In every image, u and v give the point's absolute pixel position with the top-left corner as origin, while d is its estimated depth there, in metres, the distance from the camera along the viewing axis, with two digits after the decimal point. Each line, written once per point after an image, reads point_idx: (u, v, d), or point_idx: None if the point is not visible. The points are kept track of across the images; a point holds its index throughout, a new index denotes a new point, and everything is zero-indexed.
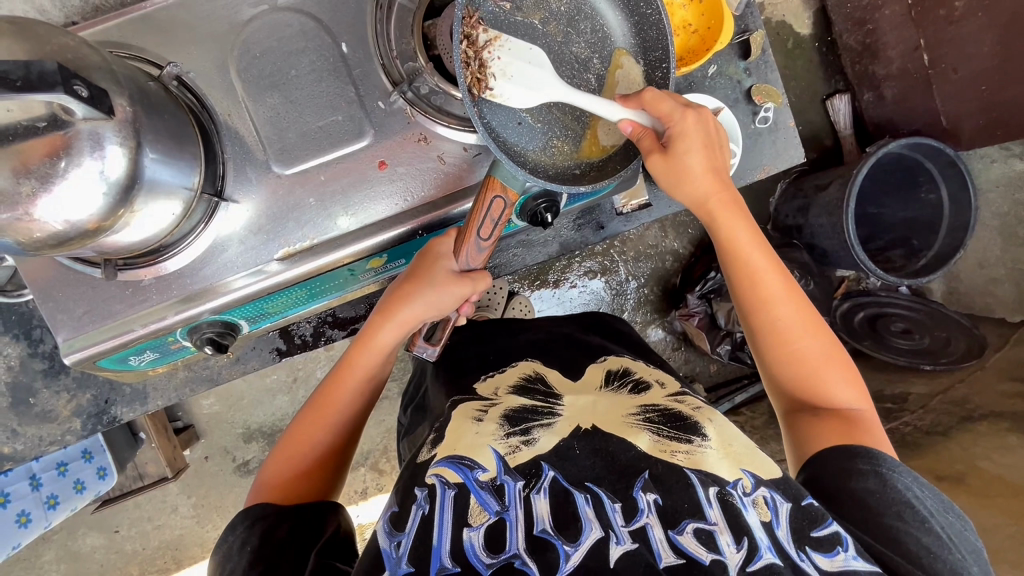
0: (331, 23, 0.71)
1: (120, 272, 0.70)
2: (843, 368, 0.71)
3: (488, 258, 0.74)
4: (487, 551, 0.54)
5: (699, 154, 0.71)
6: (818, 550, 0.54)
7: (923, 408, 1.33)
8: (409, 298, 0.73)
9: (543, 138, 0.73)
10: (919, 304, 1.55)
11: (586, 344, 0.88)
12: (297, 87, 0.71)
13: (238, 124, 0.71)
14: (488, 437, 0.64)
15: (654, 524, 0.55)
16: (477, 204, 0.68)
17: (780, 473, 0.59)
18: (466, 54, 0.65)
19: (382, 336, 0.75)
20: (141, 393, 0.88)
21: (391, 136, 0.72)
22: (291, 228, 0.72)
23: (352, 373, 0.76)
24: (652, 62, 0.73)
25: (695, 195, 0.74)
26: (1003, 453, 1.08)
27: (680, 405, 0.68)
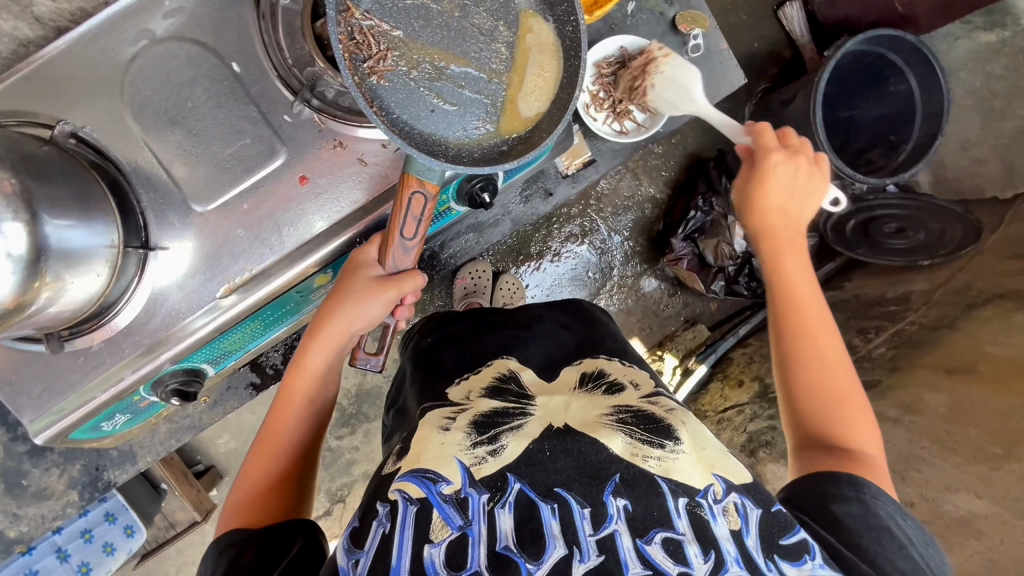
0: (217, 42, 0.68)
1: (66, 343, 0.69)
2: (867, 416, 0.71)
3: (419, 256, 0.73)
4: (447, 567, 0.55)
5: (780, 188, 0.80)
6: (788, 558, 0.57)
7: (926, 303, 1.31)
8: (334, 313, 0.74)
9: (461, 121, 0.69)
10: (910, 200, 1.37)
11: (563, 342, 0.89)
12: (197, 118, 0.68)
13: (148, 169, 0.69)
14: (453, 446, 0.65)
15: (622, 532, 0.56)
16: (396, 205, 0.66)
17: (750, 478, 0.63)
18: (353, 43, 0.63)
19: (312, 356, 0.76)
20: (129, 453, 0.92)
21: (306, 148, 0.70)
22: (227, 262, 0.70)
23: (294, 394, 0.77)
24: (560, 17, 0.68)
25: (766, 218, 0.80)
26: (1011, 334, 1.06)
27: (653, 407, 0.71)
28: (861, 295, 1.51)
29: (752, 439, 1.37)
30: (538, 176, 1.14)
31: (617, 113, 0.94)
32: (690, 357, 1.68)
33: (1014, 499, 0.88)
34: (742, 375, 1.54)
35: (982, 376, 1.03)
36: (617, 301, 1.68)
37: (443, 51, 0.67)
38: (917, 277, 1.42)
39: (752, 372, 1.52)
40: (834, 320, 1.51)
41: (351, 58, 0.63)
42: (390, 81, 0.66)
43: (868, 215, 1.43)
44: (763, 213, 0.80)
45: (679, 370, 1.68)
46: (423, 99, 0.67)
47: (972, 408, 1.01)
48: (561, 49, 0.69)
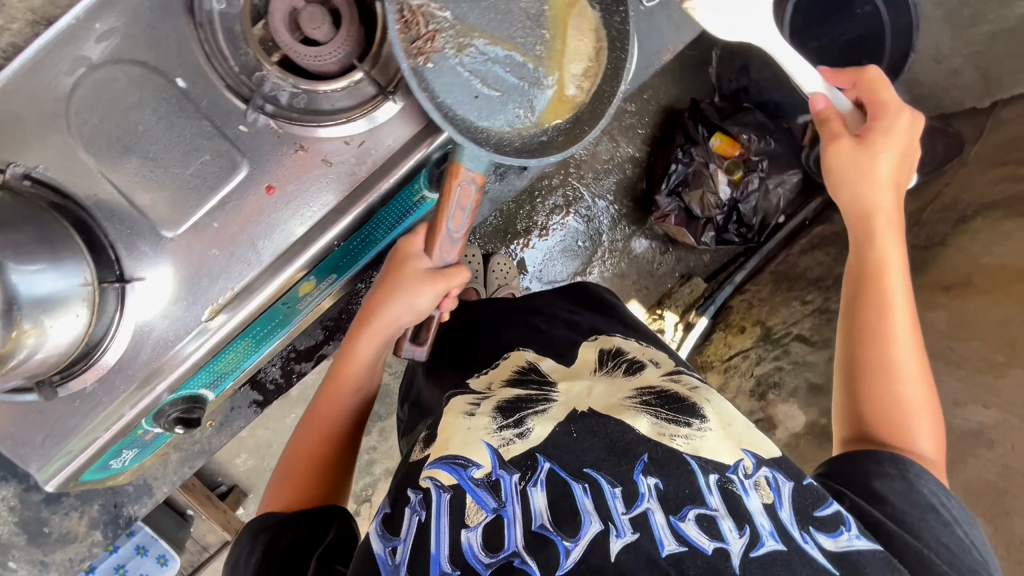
0: (157, 59, 0.65)
1: (60, 388, 0.68)
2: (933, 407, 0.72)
3: (463, 250, 0.76)
4: (485, 550, 0.56)
5: (892, 164, 0.76)
6: (823, 530, 0.58)
7: (919, 225, 1.29)
8: (384, 305, 0.77)
9: (503, 108, 0.68)
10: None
11: (578, 325, 0.85)
12: (151, 141, 0.66)
13: (110, 201, 0.67)
14: (482, 430, 0.64)
15: (655, 508, 0.57)
16: (444, 192, 0.67)
17: (779, 453, 0.63)
18: (405, 22, 0.63)
19: (361, 347, 0.80)
20: (144, 486, 0.91)
21: (267, 158, 0.68)
22: (207, 284, 0.69)
23: (343, 377, 0.81)
24: (607, 7, 0.69)
25: (869, 200, 0.78)
26: (1006, 241, 1.06)
27: (676, 386, 0.70)
28: None
29: (761, 382, 1.38)
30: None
31: None
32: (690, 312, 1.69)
33: (1020, 404, 0.90)
34: (744, 321, 1.54)
35: (980, 288, 1.03)
36: (610, 265, 1.67)
37: (490, 33, 0.67)
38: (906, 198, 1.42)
39: (753, 316, 1.52)
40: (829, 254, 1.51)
41: (403, 39, 0.62)
42: (436, 64, 0.64)
43: None
44: (866, 184, 0.77)
45: (681, 326, 1.66)
46: (467, 82, 0.66)
47: (971, 321, 1.01)
48: (606, 39, 0.70)
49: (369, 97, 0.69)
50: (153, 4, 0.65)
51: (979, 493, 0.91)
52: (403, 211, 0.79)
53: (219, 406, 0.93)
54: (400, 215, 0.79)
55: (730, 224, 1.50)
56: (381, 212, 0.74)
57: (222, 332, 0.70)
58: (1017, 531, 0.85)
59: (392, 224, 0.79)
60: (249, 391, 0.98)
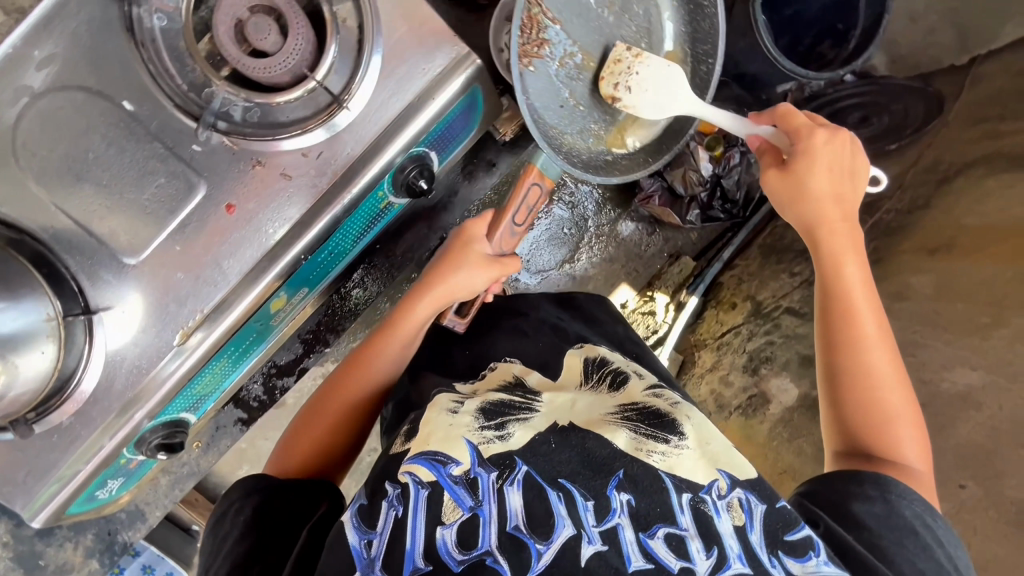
0: (102, 83, 0.63)
1: (36, 425, 0.67)
2: (917, 426, 0.71)
3: (516, 245, 0.87)
4: (459, 547, 0.56)
5: (826, 179, 0.78)
6: (790, 554, 0.57)
7: (901, 188, 1.31)
8: (448, 276, 0.82)
9: (581, 120, 0.87)
10: (865, 86, 1.31)
11: (565, 335, 0.89)
12: (104, 168, 0.65)
13: (68, 232, 0.65)
14: (462, 428, 0.65)
15: (626, 525, 0.57)
16: (516, 190, 0.81)
17: (754, 473, 0.62)
18: (524, 24, 0.78)
19: (419, 310, 0.83)
20: (137, 512, 0.95)
21: (224, 177, 0.67)
22: (175, 309, 0.68)
23: (389, 340, 0.84)
24: (699, 55, 0.91)
25: (812, 215, 0.79)
26: (987, 200, 1.06)
27: (658, 401, 0.72)
28: None
29: (753, 358, 1.35)
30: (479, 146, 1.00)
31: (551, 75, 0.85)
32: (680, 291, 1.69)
33: (1007, 364, 0.88)
34: (734, 297, 1.54)
35: (963, 249, 1.03)
36: (598, 250, 1.66)
37: (589, 53, 0.85)
38: (889, 162, 1.41)
39: (743, 292, 1.52)
40: None
41: (521, 40, 0.77)
42: (536, 69, 0.80)
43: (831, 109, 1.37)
44: (808, 208, 0.79)
45: (672, 306, 1.67)
46: (559, 91, 0.83)
47: (957, 284, 1.00)
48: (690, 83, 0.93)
49: (325, 105, 0.67)
50: (93, 26, 0.63)
51: (969, 457, 0.89)
52: (369, 218, 0.77)
53: (205, 427, 0.98)
54: (366, 225, 0.78)
55: (714, 201, 1.50)
56: (346, 224, 0.73)
57: (198, 353, 0.69)
58: (1006, 492, 0.83)
59: (358, 233, 0.78)
60: (232, 410, 1.01)
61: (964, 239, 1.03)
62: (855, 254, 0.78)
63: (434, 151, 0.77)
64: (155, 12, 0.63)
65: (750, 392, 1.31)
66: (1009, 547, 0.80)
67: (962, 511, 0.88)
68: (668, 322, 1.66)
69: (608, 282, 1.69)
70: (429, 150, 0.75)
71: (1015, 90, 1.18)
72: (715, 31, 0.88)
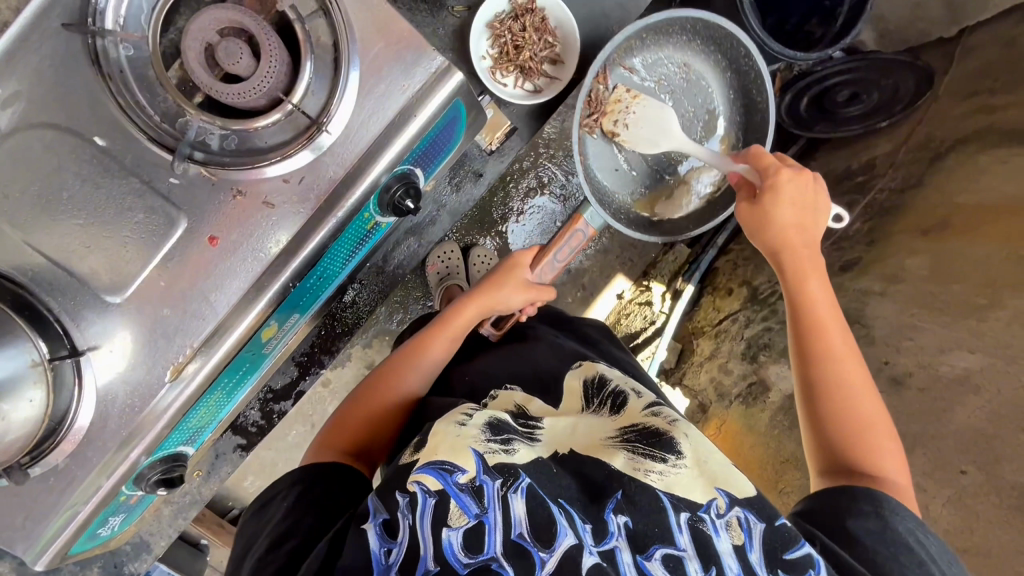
0: (72, 119, 0.62)
1: (31, 468, 0.65)
2: (891, 440, 0.72)
3: (553, 278, 1.05)
4: (466, 551, 0.55)
5: (790, 210, 0.82)
6: (792, 573, 0.57)
7: (894, 166, 1.29)
8: (497, 290, 0.97)
9: (627, 181, 1.15)
10: (858, 62, 1.26)
11: (563, 350, 0.93)
12: (80, 206, 0.63)
13: (49, 273, 0.64)
14: (469, 438, 0.63)
15: (623, 548, 0.57)
16: (564, 232, 1.02)
17: (753, 491, 0.63)
18: (591, 105, 1.05)
19: (467, 313, 0.94)
20: (142, 543, 1.08)
21: (205, 209, 0.65)
22: (164, 344, 0.67)
23: (440, 337, 0.91)
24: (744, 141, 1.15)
25: (776, 241, 0.83)
26: (979, 178, 1.05)
27: (656, 419, 0.71)
28: (827, 172, 1.49)
29: (751, 345, 1.33)
30: (461, 161, 1.16)
31: (526, 73, 1.00)
32: (676, 279, 1.68)
33: (1005, 346, 0.86)
34: (731, 283, 1.53)
35: (958, 229, 1.02)
36: (592, 242, 1.65)
37: None
38: (880, 140, 1.40)
39: (739, 277, 1.51)
40: None
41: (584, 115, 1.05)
42: (596, 137, 1.09)
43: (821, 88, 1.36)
44: (773, 237, 0.83)
45: (669, 296, 1.68)
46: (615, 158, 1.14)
47: (953, 264, 0.99)
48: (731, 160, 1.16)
49: (305, 127, 0.65)
50: (57, 60, 0.61)
51: (970, 441, 0.87)
52: (357, 240, 0.76)
53: (205, 456, 1.08)
54: (353, 248, 0.77)
55: None
56: (332, 248, 0.72)
57: (195, 384, 0.68)
58: (1006, 477, 0.81)
59: (347, 256, 0.77)
60: (232, 437, 1.13)
61: (958, 219, 1.03)
62: (817, 276, 0.82)
63: (419, 167, 0.76)
64: (121, 42, 0.60)
65: (750, 380, 1.29)
66: (1012, 534, 0.78)
67: (965, 496, 0.86)
68: (665, 312, 1.66)
69: (604, 273, 1.68)
70: (414, 166, 0.74)
71: (1005, 63, 1.17)
72: (764, 123, 1.13)
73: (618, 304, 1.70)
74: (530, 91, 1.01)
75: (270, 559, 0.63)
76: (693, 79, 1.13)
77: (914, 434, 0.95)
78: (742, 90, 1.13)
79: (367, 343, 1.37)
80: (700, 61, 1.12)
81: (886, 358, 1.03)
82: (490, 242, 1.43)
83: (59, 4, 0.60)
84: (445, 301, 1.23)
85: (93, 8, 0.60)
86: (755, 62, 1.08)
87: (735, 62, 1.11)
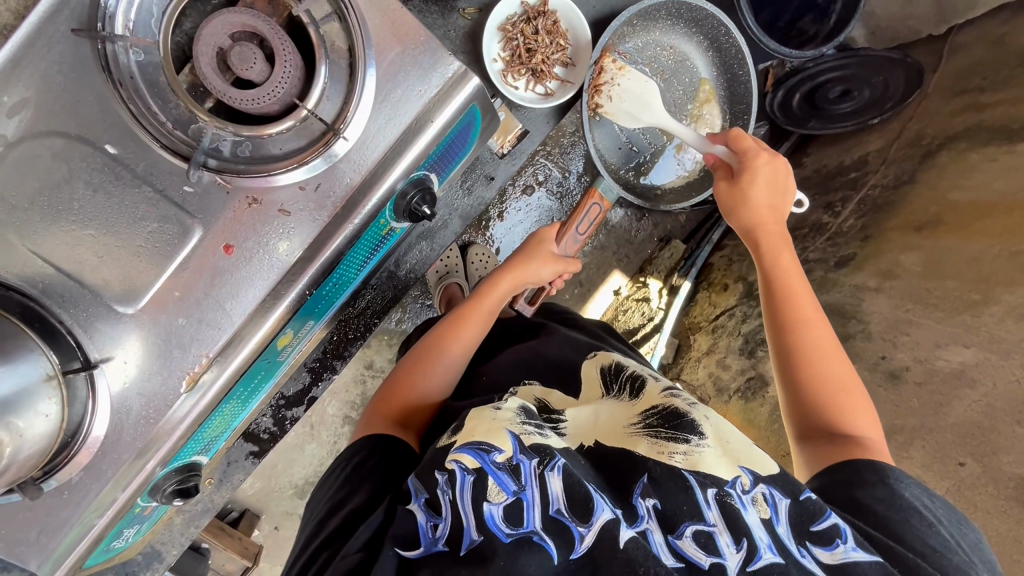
0: (82, 126, 0.60)
1: (43, 483, 0.64)
2: (864, 401, 0.75)
3: (576, 252, 1.10)
4: (507, 523, 0.58)
5: (763, 190, 0.87)
6: (818, 544, 0.59)
7: (885, 162, 1.32)
8: (527, 264, 0.99)
9: (635, 157, 1.22)
10: (847, 58, 1.29)
11: (576, 341, 0.94)
12: (90, 215, 0.61)
13: (59, 284, 0.62)
14: (504, 421, 0.65)
15: (654, 529, 0.60)
16: (583, 208, 1.09)
17: (776, 469, 0.63)
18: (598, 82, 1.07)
19: (502, 286, 0.95)
20: (153, 553, 1.08)
21: (219, 216, 0.64)
22: (179, 355, 0.66)
23: (476, 313, 0.91)
24: (736, 110, 1.21)
25: (750, 219, 0.88)
26: (971, 174, 1.07)
27: (675, 400, 0.71)
28: (820, 168, 1.52)
29: (749, 340, 1.35)
30: (474, 164, 1.15)
31: (538, 75, 1.00)
32: (673, 274, 1.70)
33: (998, 341, 0.88)
34: (726, 278, 1.55)
35: (951, 226, 1.04)
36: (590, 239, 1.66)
37: None
38: (871, 136, 1.42)
39: (734, 273, 1.53)
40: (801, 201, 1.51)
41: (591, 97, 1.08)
42: (600, 119, 1.13)
43: (813, 85, 1.38)
44: (748, 216, 0.88)
45: (666, 291, 1.69)
46: (619, 137, 1.18)
47: (947, 260, 1.01)
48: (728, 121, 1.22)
49: (319, 133, 0.64)
50: (64, 66, 0.59)
51: (967, 434, 0.89)
52: (372, 245, 0.76)
53: (217, 465, 1.08)
54: (369, 252, 0.77)
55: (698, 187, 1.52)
56: (349, 254, 0.72)
57: (214, 389, 0.67)
58: (1004, 468, 0.83)
59: (362, 260, 0.77)
60: (243, 444, 1.12)
61: (952, 214, 1.05)
62: (788, 251, 0.86)
63: (433, 173, 0.76)
64: (131, 47, 0.59)
65: (749, 374, 1.30)
66: (1009, 522, 0.82)
67: (962, 488, 0.88)
68: (663, 308, 1.67)
69: (601, 270, 1.69)
70: (429, 172, 0.74)
71: (993, 61, 1.19)
72: (748, 90, 1.17)
73: (615, 300, 1.72)
74: (541, 95, 1.02)
75: (323, 530, 0.67)
76: (679, 56, 1.17)
77: (912, 427, 0.96)
78: (727, 65, 1.17)
79: (366, 342, 1.40)
80: (688, 43, 1.16)
81: (883, 353, 1.05)
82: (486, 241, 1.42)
83: (67, 8, 0.58)
84: (445, 301, 1.29)
85: (102, 13, 0.58)
86: (735, 39, 1.12)
87: (716, 41, 1.14)
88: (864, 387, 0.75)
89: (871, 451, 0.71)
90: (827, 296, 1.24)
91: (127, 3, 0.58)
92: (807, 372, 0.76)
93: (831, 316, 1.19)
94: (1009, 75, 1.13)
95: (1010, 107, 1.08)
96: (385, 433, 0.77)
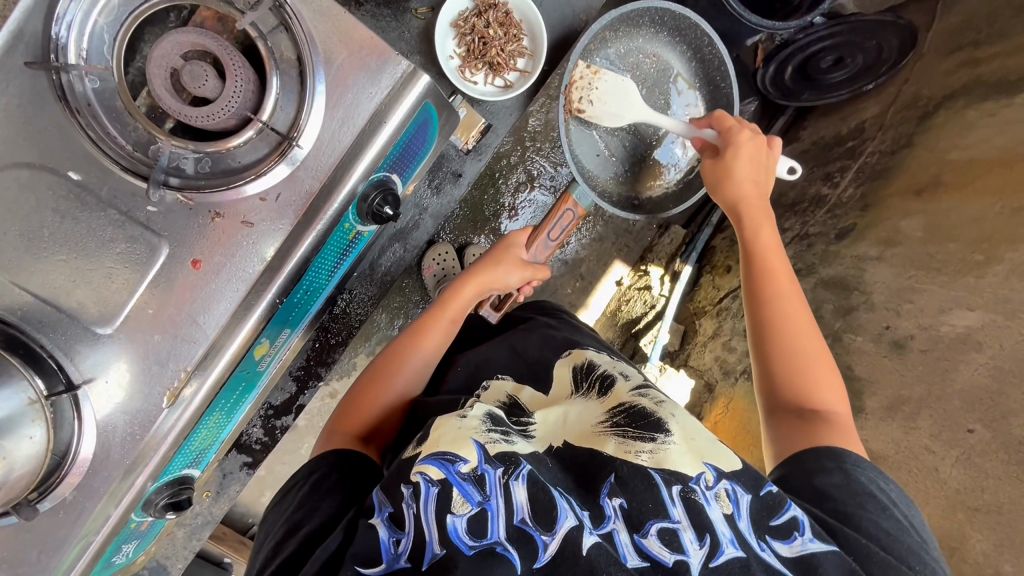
0: (45, 155, 0.62)
1: (40, 504, 0.66)
2: (834, 379, 0.76)
3: (547, 258, 1.11)
4: (470, 535, 0.58)
5: (747, 164, 0.89)
6: (778, 538, 0.60)
7: (881, 129, 1.28)
8: (494, 269, 0.98)
9: (610, 167, 1.19)
10: (838, 26, 1.24)
11: (553, 337, 0.93)
12: (60, 243, 0.63)
13: (37, 310, 0.64)
14: (470, 429, 0.64)
15: (621, 529, 0.60)
16: (554, 213, 1.08)
17: (740, 464, 0.65)
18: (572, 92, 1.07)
19: (465, 292, 0.95)
20: (160, 567, 1.11)
21: (184, 236, 0.66)
22: (159, 371, 0.67)
23: (440, 318, 0.91)
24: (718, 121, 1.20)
25: (734, 194, 0.90)
26: (969, 133, 1.03)
27: (643, 400, 0.73)
28: (817, 140, 1.47)
29: None
30: (440, 162, 1.19)
31: (497, 68, 1.00)
32: (673, 261, 1.68)
33: (1004, 302, 0.84)
34: (728, 260, 1.52)
35: (949, 188, 1.01)
36: (586, 230, 1.63)
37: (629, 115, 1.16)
38: (866, 103, 1.38)
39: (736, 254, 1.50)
40: (798, 175, 1.47)
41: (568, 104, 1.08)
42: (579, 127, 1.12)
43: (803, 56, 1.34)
44: (733, 189, 0.90)
45: (667, 277, 1.66)
46: (596, 143, 1.16)
47: (947, 223, 0.97)
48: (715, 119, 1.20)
49: (277, 142, 0.65)
50: (24, 99, 0.61)
51: (974, 401, 0.85)
52: (340, 250, 0.77)
53: (213, 477, 1.11)
54: (338, 258, 0.78)
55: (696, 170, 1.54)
56: (317, 260, 0.72)
57: (195, 404, 0.69)
58: (1015, 432, 0.80)
59: (332, 267, 0.78)
60: (238, 456, 1.17)
61: (950, 175, 1.01)
62: (771, 225, 0.88)
63: (395, 174, 0.77)
64: (85, 75, 0.61)
65: None
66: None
67: (972, 455, 0.84)
68: (665, 295, 1.64)
69: (601, 261, 1.66)
70: (390, 172, 0.75)
71: (987, 15, 1.15)
72: (732, 104, 1.17)
73: (617, 291, 1.69)
74: (501, 87, 1.02)
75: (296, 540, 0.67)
76: (660, 65, 1.16)
77: (918, 397, 0.93)
78: (710, 79, 1.17)
79: (370, 351, 1.35)
80: (671, 52, 1.16)
81: (886, 323, 1.01)
82: (484, 240, 1.41)
83: (23, 42, 0.60)
84: None
85: (54, 44, 0.60)
86: (718, 50, 1.13)
87: (699, 53, 1.15)
88: (833, 364, 0.77)
89: (837, 429, 0.72)
90: (828, 269, 1.20)
91: (78, 33, 0.61)
92: (781, 343, 0.78)
93: (832, 290, 1.15)
94: (1005, 28, 1.09)
95: (1006, 59, 1.04)
96: (345, 447, 0.77)
